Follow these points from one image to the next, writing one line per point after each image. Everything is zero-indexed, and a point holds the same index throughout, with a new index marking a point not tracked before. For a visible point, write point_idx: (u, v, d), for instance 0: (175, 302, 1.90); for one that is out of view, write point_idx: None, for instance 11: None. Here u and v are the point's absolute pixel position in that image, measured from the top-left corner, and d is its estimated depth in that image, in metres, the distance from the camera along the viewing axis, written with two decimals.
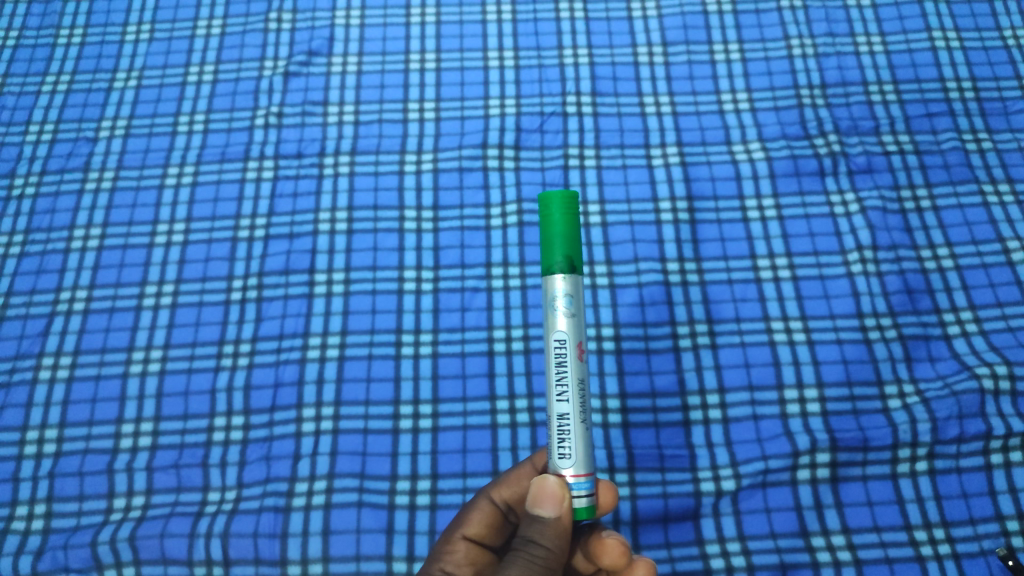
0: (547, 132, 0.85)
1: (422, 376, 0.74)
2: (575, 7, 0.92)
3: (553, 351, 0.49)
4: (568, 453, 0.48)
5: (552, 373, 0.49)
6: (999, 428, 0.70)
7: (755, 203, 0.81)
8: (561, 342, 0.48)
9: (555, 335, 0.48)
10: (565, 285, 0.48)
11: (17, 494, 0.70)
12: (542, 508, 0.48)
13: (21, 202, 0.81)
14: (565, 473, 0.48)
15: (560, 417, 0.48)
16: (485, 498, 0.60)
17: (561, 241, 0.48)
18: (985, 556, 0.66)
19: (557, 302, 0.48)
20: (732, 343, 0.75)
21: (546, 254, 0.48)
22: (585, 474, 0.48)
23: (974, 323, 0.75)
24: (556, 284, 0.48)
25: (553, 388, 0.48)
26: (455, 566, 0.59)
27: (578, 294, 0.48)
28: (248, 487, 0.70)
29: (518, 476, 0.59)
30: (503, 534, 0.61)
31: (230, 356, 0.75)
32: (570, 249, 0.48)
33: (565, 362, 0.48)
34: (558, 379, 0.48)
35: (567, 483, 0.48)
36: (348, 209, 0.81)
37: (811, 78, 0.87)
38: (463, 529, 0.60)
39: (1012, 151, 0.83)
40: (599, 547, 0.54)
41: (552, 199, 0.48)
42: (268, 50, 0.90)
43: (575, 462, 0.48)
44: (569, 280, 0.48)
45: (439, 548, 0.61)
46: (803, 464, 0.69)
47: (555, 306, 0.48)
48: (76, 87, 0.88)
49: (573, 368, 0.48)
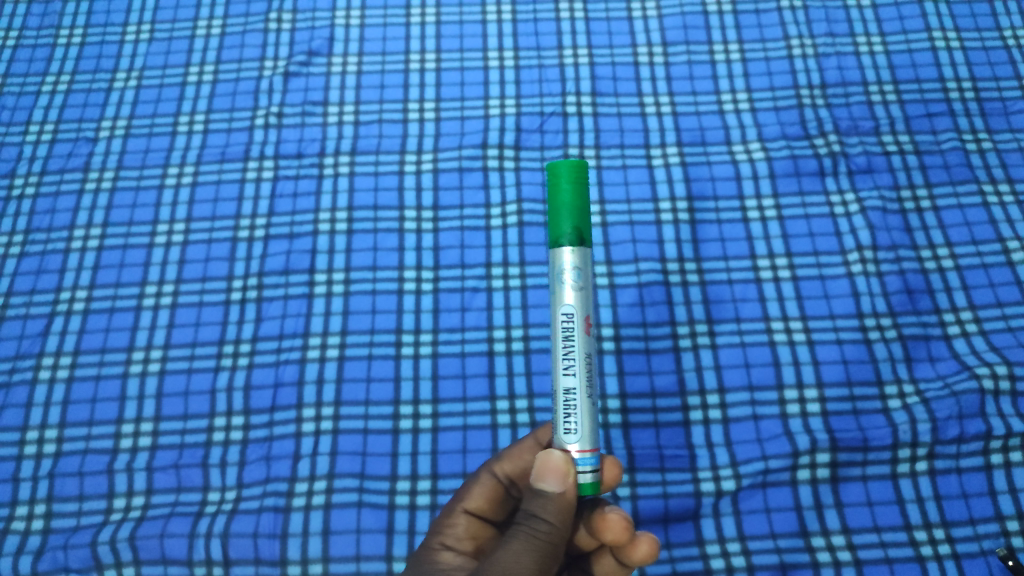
0: (547, 132, 0.85)
1: (422, 377, 0.74)
2: (575, 7, 0.92)
3: (560, 325, 0.48)
4: (574, 428, 0.48)
5: (559, 347, 0.48)
6: (999, 428, 0.70)
7: (755, 203, 0.81)
8: (569, 315, 0.48)
9: (562, 309, 0.48)
10: (573, 258, 0.48)
11: (16, 494, 0.70)
12: (546, 481, 0.48)
13: (21, 202, 0.81)
14: (570, 447, 0.48)
15: (566, 391, 0.48)
16: (487, 472, 0.61)
17: (569, 213, 0.47)
18: (985, 557, 0.66)
19: (565, 275, 0.48)
20: (732, 343, 0.75)
21: (554, 227, 0.48)
22: (590, 450, 0.48)
23: (974, 323, 0.75)
24: (564, 257, 0.48)
25: (560, 363, 0.48)
26: (456, 539, 0.59)
27: (586, 267, 0.48)
28: (248, 487, 0.70)
29: (520, 450, 0.60)
30: (505, 511, 0.61)
31: (230, 356, 0.75)
32: (578, 221, 0.48)
33: (572, 336, 0.48)
34: (564, 353, 0.48)
35: (572, 458, 0.48)
36: (348, 209, 0.81)
37: (811, 79, 0.87)
38: (464, 502, 0.60)
39: (1012, 151, 0.83)
40: (601, 524, 0.53)
41: (560, 169, 0.47)
42: (268, 50, 0.90)
43: (581, 438, 0.48)
44: (578, 253, 0.48)
45: (440, 522, 0.60)
46: (803, 464, 0.69)
47: (563, 279, 0.48)
48: (76, 87, 0.88)
49: (579, 342, 0.48)
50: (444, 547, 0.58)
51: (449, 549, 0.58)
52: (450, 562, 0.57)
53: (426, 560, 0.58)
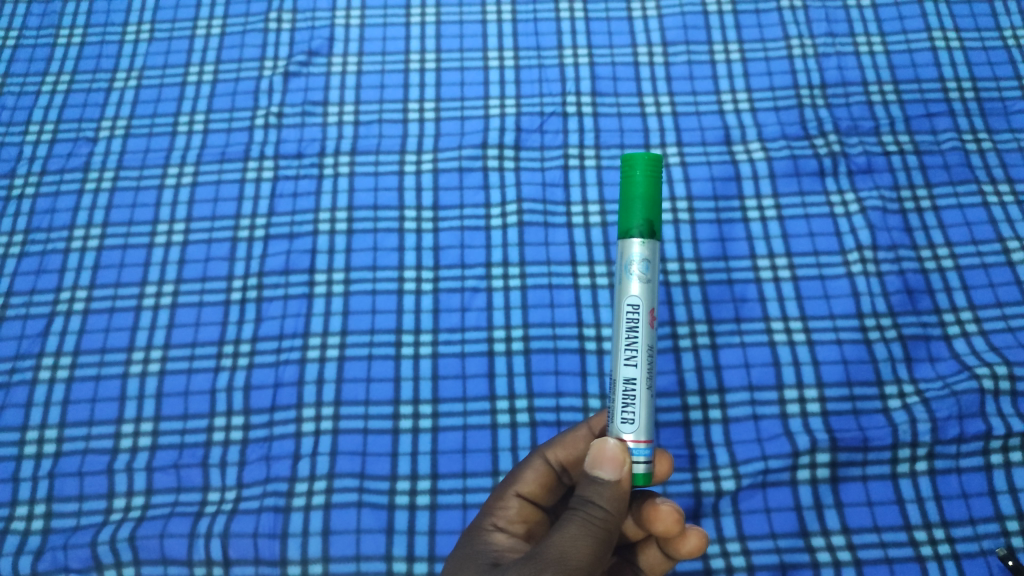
0: (547, 132, 0.85)
1: (422, 377, 0.74)
2: (575, 7, 0.92)
3: (624, 314, 0.50)
4: (631, 418, 0.49)
5: (622, 336, 0.50)
6: (998, 427, 0.70)
7: (755, 203, 0.81)
8: (634, 306, 0.50)
9: (628, 299, 0.50)
10: (642, 250, 0.49)
11: (16, 494, 0.70)
12: (602, 469, 0.49)
13: (21, 202, 0.81)
14: (625, 437, 0.49)
15: (627, 381, 0.49)
16: (540, 457, 0.61)
17: (642, 205, 0.49)
18: (985, 557, 0.66)
19: (633, 265, 0.49)
20: (732, 344, 0.75)
21: (625, 218, 0.50)
22: (644, 441, 0.49)
23: (973, 323, 0.75)
24: (633, 249, 0.49)
25: (622, 352, 0.50)
26: (507, 522, 0.59)
27: (654, 260, 0.50)
28: (248, 487, 0.70)
29: (574, 438, 0.61)
30: (555, 497, 0.61)
31: (230, 356, 0.75)
32: (650, 214, 0.49)
33: (636, 327, 0.49)
34: (627, 343, 0.49)
35: (628, 448, 0.49)
36: (348, 209, 0.81)
37: (811, 79, 0.87)
38: (517, 486, 0.60)
39: (1012, 151, 0.83)
40: (653, 514, 0.54)
41: (636, 160, 0.49)
42: (268, 50, 0.90)
43: (637, 428, 0.49)
44: (646, 245, 0.49)
45: (491, 504, 0.60)
46: (803, 464, 0.69)
47: (630, 269, 0.49)
48: (76, 87, 0.88)
49: (642, 333, 0.49)
50: (496, 529, 0.59)
51: (501, 530, 0.59)
52: (502, 543, 0.57)
53: (478, 540, 0.58)
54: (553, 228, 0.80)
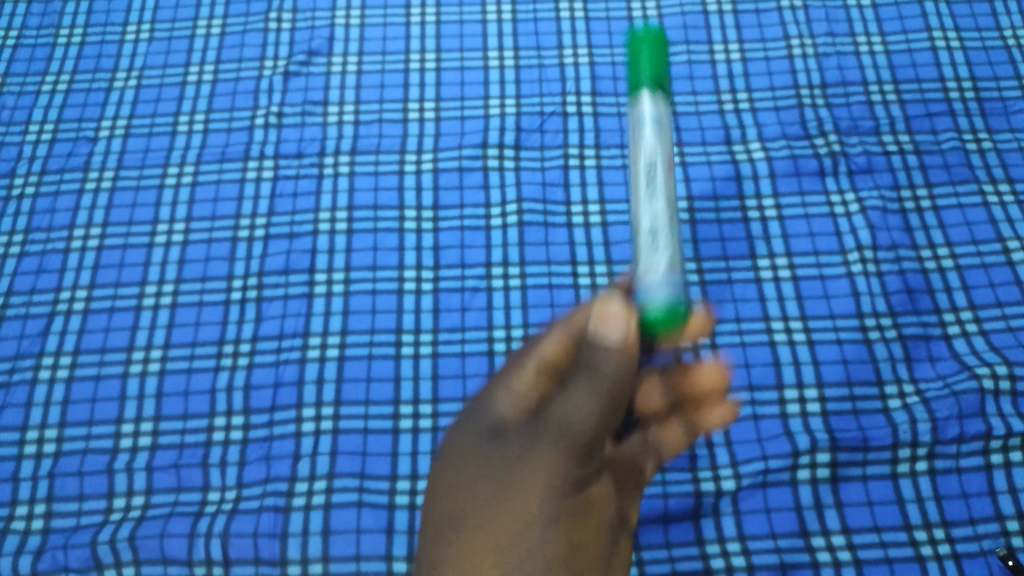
0: (547, 132, 0.85)
1: (422, 376, 0.74)
2: (575, 7, 0.92)
3: (642, 168, 0.53)
4: (655, 246, 0.49)
5: (645, 178, 0.52)
6: (999, 428, 0.70)
7: (755, 203, 0.81)
8: (651, 162, 0.53)
9: (644, 158, 0.53)
10: (650, 106, 0.54)
11: (16, 494, 0.70)
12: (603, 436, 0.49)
13: (21, 202, 0.81)
14: (653, 258, 0.49)
15: (648, 228, 0.50)
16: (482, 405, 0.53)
17: (647, 74, 0.55)
18: (985, 556, 0.66)
19: (644, 122, 0.54)
20: (732, 343, 0.75)
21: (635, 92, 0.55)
22: (665, 270, 0.49)
23: (974, 323, 0.75)
24: (642, 111, 0.54)
25: (643, 198, 0.51)
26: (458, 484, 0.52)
27: (663, 118, 0.54)
28: (248, 487, 0.70)
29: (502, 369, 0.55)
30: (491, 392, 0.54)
31: (230, 356, 0.75)
32: (656, 79, 0.55)
33: (655, 170, 0.52)
34: (648, 182, 0.52)
35: (636, 308, 0.48)
36: (348, 209, 0.81)
37: (811, 79, 0.87)
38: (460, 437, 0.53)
39: (1012, 151, 0.83)
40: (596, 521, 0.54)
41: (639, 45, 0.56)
42: (268, 49, 0.90)
43: (662, 255, 0.49)
44: (654, 101, 0.54)
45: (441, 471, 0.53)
46: (803, 464, 0.69)
47: (644, 124, 0.54)
48: (76, 87, 0.88)
49: (663, 185, 0.51)
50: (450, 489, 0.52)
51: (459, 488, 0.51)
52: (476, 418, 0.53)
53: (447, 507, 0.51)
54: (553, 228, 0.80)
